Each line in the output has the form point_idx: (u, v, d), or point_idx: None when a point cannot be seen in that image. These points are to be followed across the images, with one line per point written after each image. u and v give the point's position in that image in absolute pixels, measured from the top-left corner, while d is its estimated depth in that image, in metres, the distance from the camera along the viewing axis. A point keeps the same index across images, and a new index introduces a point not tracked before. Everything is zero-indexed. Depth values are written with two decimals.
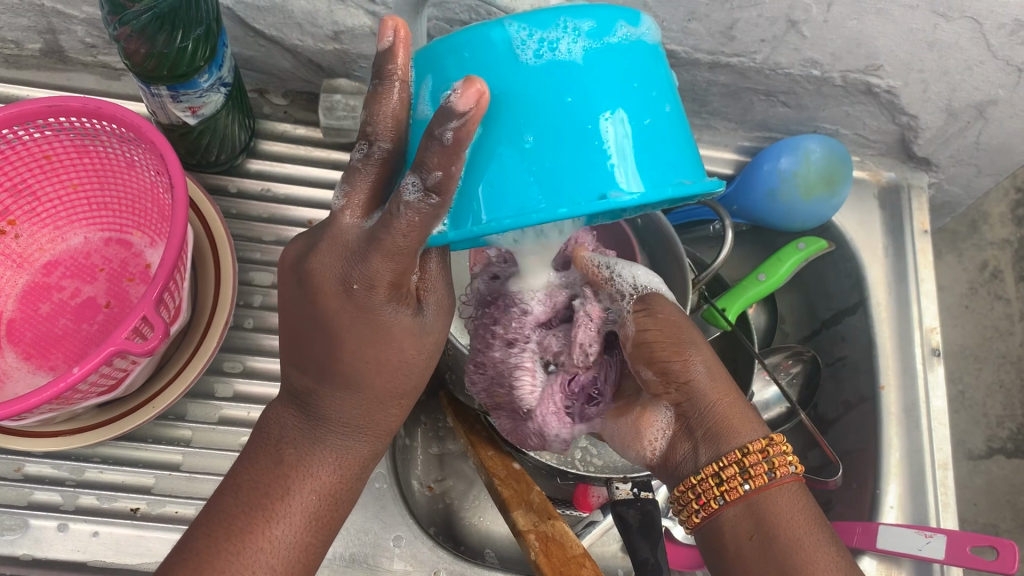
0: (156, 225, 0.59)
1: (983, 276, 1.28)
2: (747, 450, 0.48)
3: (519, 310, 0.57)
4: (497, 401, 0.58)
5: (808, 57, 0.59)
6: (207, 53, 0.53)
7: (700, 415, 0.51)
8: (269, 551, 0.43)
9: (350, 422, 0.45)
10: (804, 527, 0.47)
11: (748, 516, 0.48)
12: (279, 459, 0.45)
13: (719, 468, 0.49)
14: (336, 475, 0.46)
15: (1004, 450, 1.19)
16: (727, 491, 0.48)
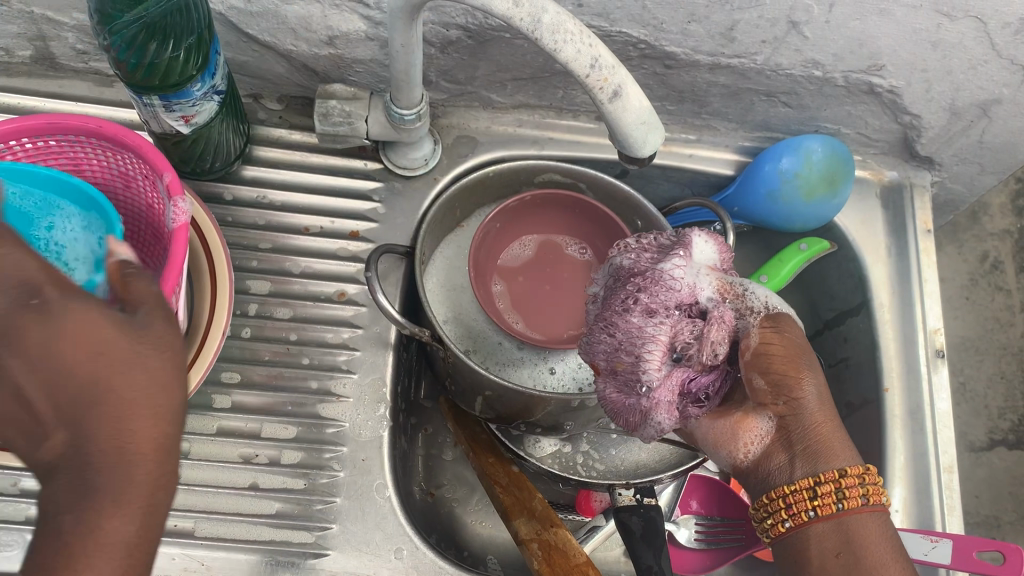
0: (148, 245, 0.57)
1: (983, 268, 1.28)
2: (847, 471, 0.42)
3: (666, 279, 0.44)
4: (612, 369, 0.46)
5: (809, 58, 0.59)
6: (199, 63, 0.52)
7: (803, 431, 0.45)
8: None
9: (113, 430, 0.28)
10: (894, 555, 0.41)
11: (836, 535, 0.42)
12: (49, 529, 0.27)
13: (814, 483, 0.43)
14: (131, 522, 0.27)
15: (1006, 442, 1.18)
16: (821, 505, 0.42)
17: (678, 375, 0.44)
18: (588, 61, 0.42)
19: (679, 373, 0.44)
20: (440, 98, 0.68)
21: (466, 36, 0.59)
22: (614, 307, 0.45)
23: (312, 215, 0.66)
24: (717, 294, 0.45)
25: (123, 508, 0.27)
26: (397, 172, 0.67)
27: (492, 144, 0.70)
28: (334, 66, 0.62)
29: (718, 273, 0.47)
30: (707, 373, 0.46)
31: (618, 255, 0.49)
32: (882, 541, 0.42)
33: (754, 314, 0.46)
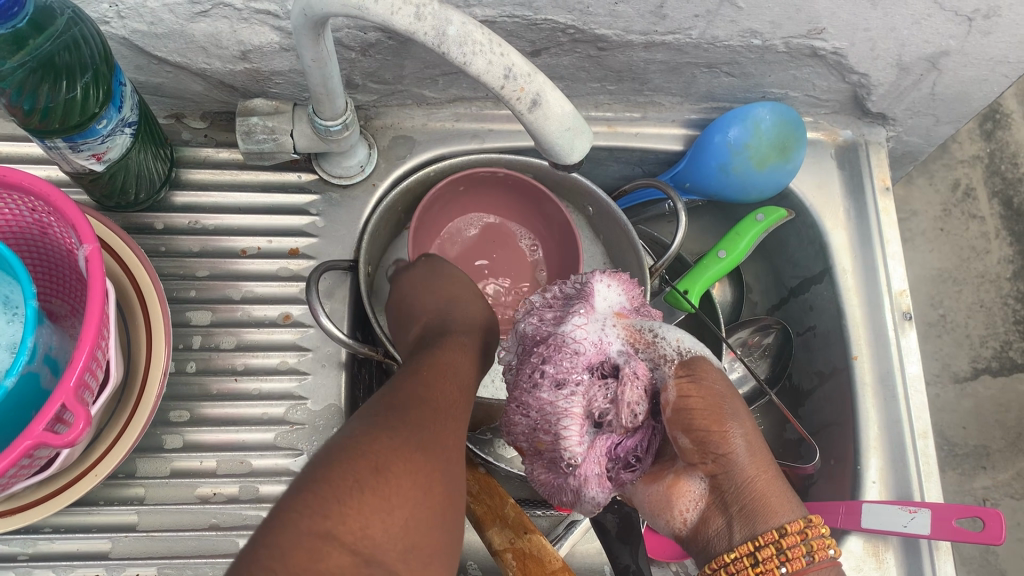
0: (76, 293, 0.54)
1: (956, 196, 1.26)
2: (786, 530, 0.42)
3: (570, 345, 0.45)
4: (536, 448, 0.47)
5: (746, 27, 0.56)
6: (100, 99, 0.49)
7: (736, 490, 0.44)
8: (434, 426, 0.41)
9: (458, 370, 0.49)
10: None
11: None
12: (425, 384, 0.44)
13: (754, 548, 0.42)
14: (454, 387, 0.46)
15: (989, 369, 1.17)
16: (764, 570, 0.41)
17: (601, 443, 0.44)
18: (501, 72, 0.39)
19: (602, 442, 0.44)
20: (370, 99, 0.65)
21: (386, 38, 0.56)
22: (525, 383, 0.46)
23: (249, 236, 0.63)
24: (625, 346, 0.46)
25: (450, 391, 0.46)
26: (332, 181, 0.64)
27: (430, 142, 0.67)
28: (252, 80, 0.59)
29: (625, 320, 0.48)
30: (631, 436, 0.46)
31: (521, 322, 0.50)
32: None
33: (670, 364, 0.46)
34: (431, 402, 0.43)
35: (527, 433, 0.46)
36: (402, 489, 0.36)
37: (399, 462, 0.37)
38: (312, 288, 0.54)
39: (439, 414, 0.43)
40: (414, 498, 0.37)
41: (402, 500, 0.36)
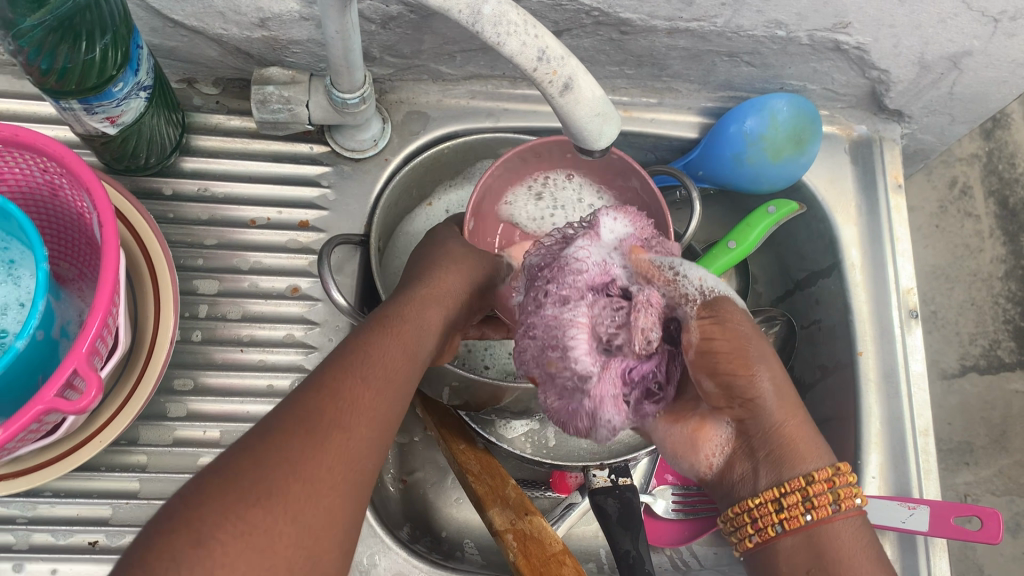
0: (84, 257, 0.53)
1: (953, 194, 1.26)
2: (813, 477, 0.42)
3: (573, 268, 0.45)
4: (545, 372, 0.46)
5: (772, 19, 0.56)
6: (119, 61, 0.48)
7: (763, 435, 0.44)
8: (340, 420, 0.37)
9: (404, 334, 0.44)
10: (865, 562, 0.41)
11: (806, 547, 0.42)
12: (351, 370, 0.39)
13: (778, 495, 0.42)
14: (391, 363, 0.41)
15: (977, 367, 1.18)
16: (788, 519, 0.42)
17: (614, 366, 0.43)
18: (535, 54, 0.39)
19: (616, 364, 0.43)
20: (386, 73, 0.64)
21: (408, 11, 0.55)
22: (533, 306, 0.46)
23: (258, 207, 0.62)
24: (637, 274, 0.46)
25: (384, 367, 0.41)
26: (344, 154, 0.64)
27: (444, 118, 0.66)
28: (269, 48, 0.58)
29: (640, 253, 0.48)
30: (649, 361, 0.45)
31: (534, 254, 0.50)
32: (850, 544, 0.41)
33: (690, 300, 0.45)
34: (358, 402, 0.38)
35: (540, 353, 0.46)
36: (273, 522, 0.32)
37: (295, 485, 0.33)
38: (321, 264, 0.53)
39: (364, 419, 0.38)
40: (290, 525, 0.32)
41: (276, 538, 0.32)
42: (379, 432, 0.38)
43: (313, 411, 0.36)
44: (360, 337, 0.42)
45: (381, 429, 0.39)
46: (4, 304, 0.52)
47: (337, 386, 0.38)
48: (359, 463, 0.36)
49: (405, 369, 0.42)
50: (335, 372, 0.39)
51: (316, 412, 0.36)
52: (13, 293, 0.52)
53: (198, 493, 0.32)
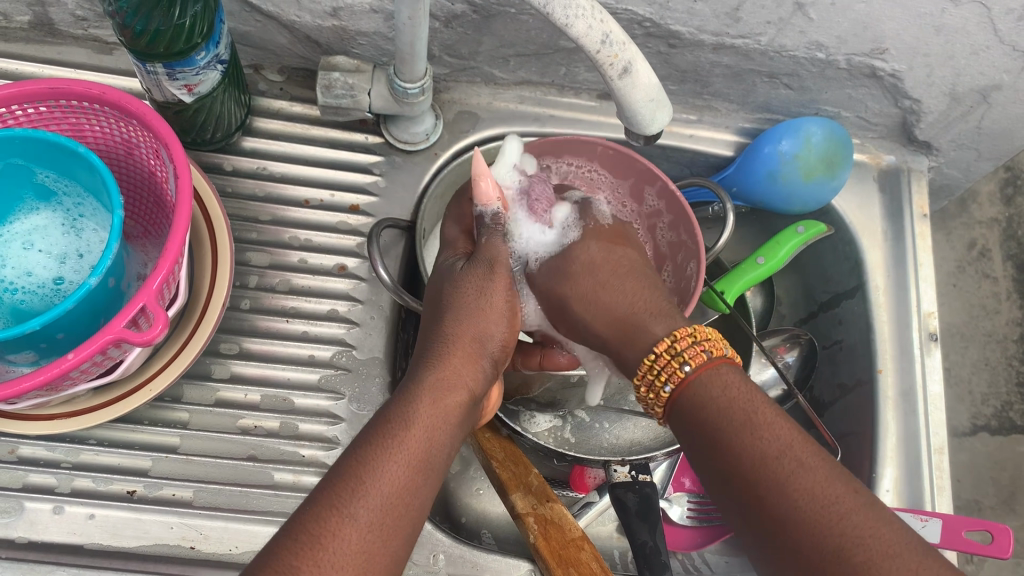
0: (151, 216, 0.56)
1: (971, 255, 1.19)
2: (675, 339, 0.48)
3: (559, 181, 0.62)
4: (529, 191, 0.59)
5: (814, 40, 0.59)
6: (204, 31, 0.52)
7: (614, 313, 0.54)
8: (380, 487, 0.38)
9: (448, 378, 0.45)
10: (749, 408, 0.44)
11: (693, 399, 0.46)
12: (391, 429, 0.41)
13: (653, 361, 0.48)
14: (432, 415, 0.43)
15: (989, 428, 1.13)
16: (669, 378, 0.47)
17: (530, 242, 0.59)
18: (599, 37, 0.41)
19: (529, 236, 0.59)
20: (442, 72, 0.67)
21: (471, 11, 0.59)
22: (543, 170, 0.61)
23: (312, 188, 0.66)
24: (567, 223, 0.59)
25: (424, 418, 0.42)
26: (397, 146, 0.67)
27: (493, 120, 0.70)
28: (337, 38, 0.62)
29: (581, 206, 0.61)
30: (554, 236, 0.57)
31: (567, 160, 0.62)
32: (726, 392, 0.45)
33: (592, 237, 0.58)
34: (403, 466, 0.40)
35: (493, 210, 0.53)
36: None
37: (338, 555, 0.35)
38: (375, 259, 0.54)
39: (408, 484, 0.40)
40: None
41: None
42: (405, 513, 0.39)
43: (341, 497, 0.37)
44: (390, 411, 0.42)
45: (425, 488, 0.41)
46: (64, 254, 0.55)
47: (362, 468, 0.39)
48: (383, 538, 0.37)
49: (437, 440, 0.43)
50: (375, 433, 0.41)
51: (340, 497, 0.37)
52: (74, 244, 0.55)
53: (267, 554, 0.35)
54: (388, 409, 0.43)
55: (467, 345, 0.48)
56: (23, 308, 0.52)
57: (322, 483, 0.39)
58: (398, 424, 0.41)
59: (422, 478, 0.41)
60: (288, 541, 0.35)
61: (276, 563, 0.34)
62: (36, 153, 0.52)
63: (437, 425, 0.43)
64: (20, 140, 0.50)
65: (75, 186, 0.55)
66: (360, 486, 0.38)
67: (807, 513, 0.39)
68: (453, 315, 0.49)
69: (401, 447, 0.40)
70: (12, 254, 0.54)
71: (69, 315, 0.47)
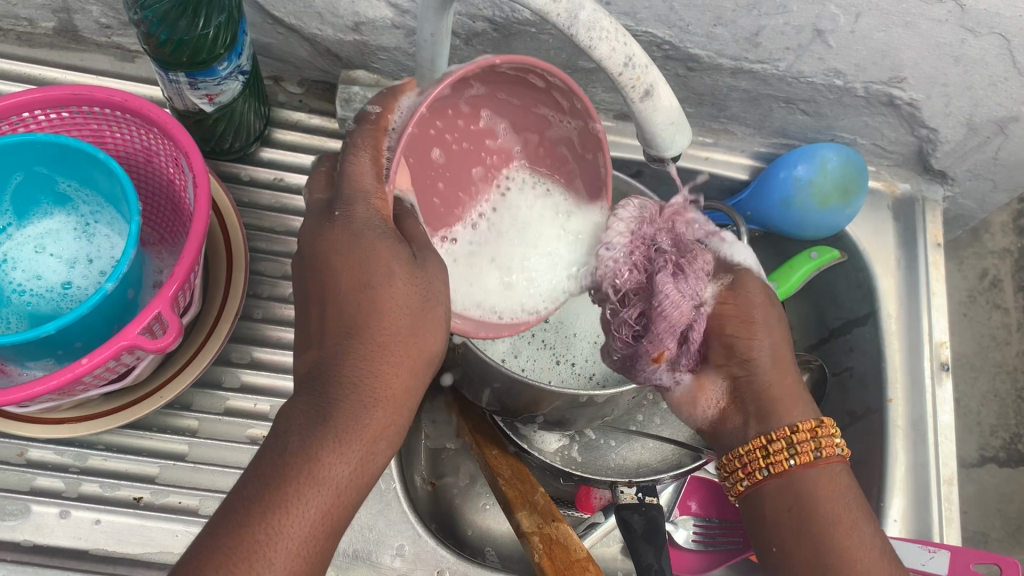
0: (168, 224, 0.57)
1: (982, 285, 1.19)
2: (796, 430, 0.50)
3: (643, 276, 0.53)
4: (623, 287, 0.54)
5: (832, 67, 0.59)
6: (227, 41, 0.52)
7: (756, 397, 0.54)
8: (287, 538, 0.35)
9: (382, 392, 0.40)
10: (841, 505, 0.49)
11: (788, 493, 0.50)
12: (297, 463, 0.37)
13: (766, 442, 0.51)
14: (355, 457, 0.38)
15: (997, 459, 1.11)
16: (773, 464, 0.50)
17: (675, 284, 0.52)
18: (622, 59, 0.42)
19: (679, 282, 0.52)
20: None
21: (492, 29, 0.59)
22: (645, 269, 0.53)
23: None
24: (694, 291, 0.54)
25: (345, 460, 0.38)
26: None
27: None
28: (358, 52, 0.62)
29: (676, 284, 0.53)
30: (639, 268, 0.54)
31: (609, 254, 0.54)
32: (829, 493, 0.49)
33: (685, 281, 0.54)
34: (311, 513, 0.36)
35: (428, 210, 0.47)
36: None
37: None
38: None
39: (313, 530, 0.36)
40: None
41: None
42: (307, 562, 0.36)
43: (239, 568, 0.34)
44: (297, 436, 0.37)
45: (329, 532, 0.38)
46: (75, 258, 0.55)
47: (269, 526, 0.35)
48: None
49: (357, 477, 0.39)
50: (281, 473, 0.36)
51: (241, 563, 0.34)
52: (85, 249, 0.56)
53: None
54: (306, 438, 0.37)
55: (380, 350, 0.40)
56: (29, 310, 0.53)
57: (207, 533, 0.35)
58: (306, 460, 0.37)
59: (331, 523, 0.37)
60: None
61: None
62: (57, 161, 0.52)
63: (360, 459, 0.39)
64: (43, 145, 0.50)
65: (94, 195, 0.55)
66: (259, 535, 0.35)
67: None
68: (384, 329, 0.40)
69: (316, 495, 0.37)
70: (23, 258, 0.55)
71: (73, 330, 0.47)
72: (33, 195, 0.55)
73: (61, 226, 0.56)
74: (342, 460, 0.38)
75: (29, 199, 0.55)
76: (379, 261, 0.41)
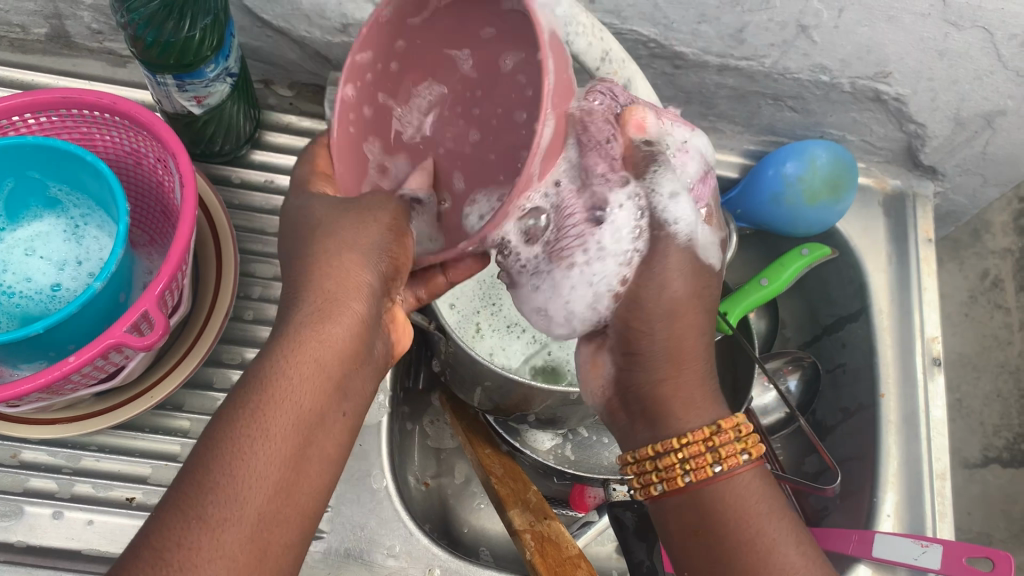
0: (157, 225, 0.57)
1: (984, 285, 1.18)
2: (714, 431, 0.46)
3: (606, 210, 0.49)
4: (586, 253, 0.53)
5: (817, 63, 0.59)
6: (214, 44, 0.53)
7: (638, 389, 0.50)
8: (262, 440, 0.38)
9: (333, 306, 0.43)
10: (763, 512, 0.46)
11: (710, 501, 0.46)
12: (262, 380, 0.40)
13: (680, 448, 0.47)
14: (317, 360, 0.41)
15: (1001, 460, 1.10)
16: (696, 472, 0.46)
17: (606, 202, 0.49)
18: (600, 53, 0.47)
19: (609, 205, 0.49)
20: None
21: None
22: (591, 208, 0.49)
23: None
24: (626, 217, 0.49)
25: (310, 363, 0.41)
26: None
27: None
28: (347, 53, 0.63)
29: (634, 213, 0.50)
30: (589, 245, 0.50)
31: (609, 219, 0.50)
32: (746, 495, 0.46)
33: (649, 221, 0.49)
34: (287, 414, 0.39)
35: (363, 41, 0.44)
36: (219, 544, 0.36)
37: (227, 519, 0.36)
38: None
39: (301, 429, 0.40)
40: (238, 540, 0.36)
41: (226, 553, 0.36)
42: (300, 456, 0.39)
43: (219, 478, 0.37)
44: (265, 355, 0.41)
45: (327, 430, 0.41)
46: (64, 261, 0.56)
47: (242, 430, 0.38)
48: (280, 512, 0.38)
49: (330, 376, 0.41)
50: (253, 389, 0.40)
51: (231, 456, 0.38)
52: (75, 251, 0.56)
53: (148, 533, 0.36)
54: (262, 367, 0.41)
55: (339, 280, 0.43)
56: (19, 312, 0.53)
57: (191, 459, 0.38)
58: (274, 377, 0.40)
59: (318, 422, 0.40)
60: (159, 523, 0.36)
61: (157, 527, 0.36)
62: (47, 165, 0.53)
63: (331, 366, 0.41)
64: (31, 148, 0.51)
65: (84, 198, 0.56)
66: (239, 443, 0.38)
67: None
68: (337, 258, 0.44)
69: (283, 413, 0.39)
70: (14, 260, 0.55)
71: (62, 331, 0.47)
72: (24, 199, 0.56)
73: (51, 228, 0.57)
74: (308, 367, 0.41)
75: (20, 202, 0.55)
76: (335, 229, 0.45)
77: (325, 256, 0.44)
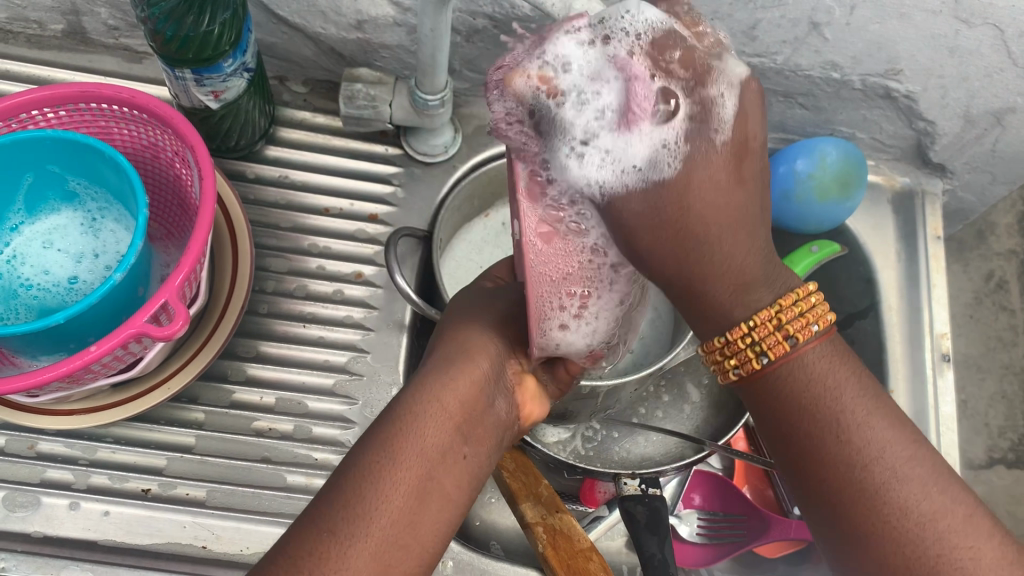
0: (174, 218, 0.58)
1: (988, 286, 1.18)
2: (780, 306, 0.44)
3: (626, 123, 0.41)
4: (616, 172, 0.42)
5: (828, 60, 0.60)
6: (232, 39, 0.53)
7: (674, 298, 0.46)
8: (409, 447, 0.42)
9: (467, 356, 0.47)
10: (852, 399, 0.44)
11: (790, 381, 0.45)
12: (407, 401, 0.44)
13: (748, 330, 0.44)
14: (456, 390, 0.45)
15: (1005, 460, 1.10)
16: (772, 351, 0.44)
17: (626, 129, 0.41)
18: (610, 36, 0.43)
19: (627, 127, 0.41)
20: (463, 87, 0.69)
21: (492, 26, 0.60)
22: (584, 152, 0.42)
23: (333, 198, 0.67)
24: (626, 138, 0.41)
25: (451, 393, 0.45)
26: (416, 158, 0.69)
27: None
28: (361, 50, 0.63)
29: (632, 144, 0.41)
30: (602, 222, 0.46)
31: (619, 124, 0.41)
32: (823, 371, 0.45)
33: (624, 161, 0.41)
34: (434, 430, 0.43)
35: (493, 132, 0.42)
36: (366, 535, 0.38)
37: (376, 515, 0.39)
38: (392, 266, 0.56)
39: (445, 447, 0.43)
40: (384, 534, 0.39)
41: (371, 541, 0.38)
42: (441, 469, 0.42)
43: (365, 483, 0.40)
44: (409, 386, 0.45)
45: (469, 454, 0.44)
46: (81, 254, 0.56)
47: (388, 440, 0.42)
48: (401, 541, 0.39)
49: (469, 407, 0.45)
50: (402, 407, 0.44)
51: (380, 461, 0.41)
52: (92, 244, 0.57)
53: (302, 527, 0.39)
54: (404, 397, 0.45)
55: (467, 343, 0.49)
56: (37, 304, 0.54)
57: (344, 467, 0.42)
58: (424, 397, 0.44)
59: (459, 442, 0.44)
60: (313, 517, 0.39)
61: (309, 521, 0.39)
62: (65, 158, 0.53)
63: (466, 398, 0.45)
64: (51, 141, 0.51)
65: (102, 192, 0.56)
66: (389, 448, 0.41)
67: (887, 508, 0.42)
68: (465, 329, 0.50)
69: (429, 429, 0.43)
70: (32, 253, 0.56)
71: (81, 320, 0.47)
72: (42, 193, 0.56)
73: (69, 222, 0.57)
74: (449, 393, 0.45)
75: (38, 195, 0.56)
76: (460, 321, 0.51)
77: (454, 332, 0.50)
